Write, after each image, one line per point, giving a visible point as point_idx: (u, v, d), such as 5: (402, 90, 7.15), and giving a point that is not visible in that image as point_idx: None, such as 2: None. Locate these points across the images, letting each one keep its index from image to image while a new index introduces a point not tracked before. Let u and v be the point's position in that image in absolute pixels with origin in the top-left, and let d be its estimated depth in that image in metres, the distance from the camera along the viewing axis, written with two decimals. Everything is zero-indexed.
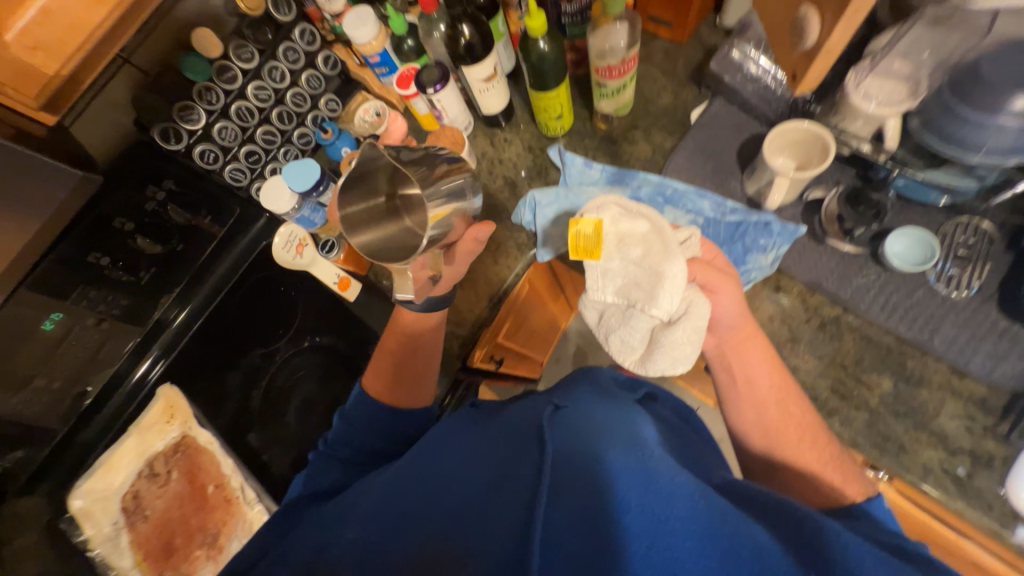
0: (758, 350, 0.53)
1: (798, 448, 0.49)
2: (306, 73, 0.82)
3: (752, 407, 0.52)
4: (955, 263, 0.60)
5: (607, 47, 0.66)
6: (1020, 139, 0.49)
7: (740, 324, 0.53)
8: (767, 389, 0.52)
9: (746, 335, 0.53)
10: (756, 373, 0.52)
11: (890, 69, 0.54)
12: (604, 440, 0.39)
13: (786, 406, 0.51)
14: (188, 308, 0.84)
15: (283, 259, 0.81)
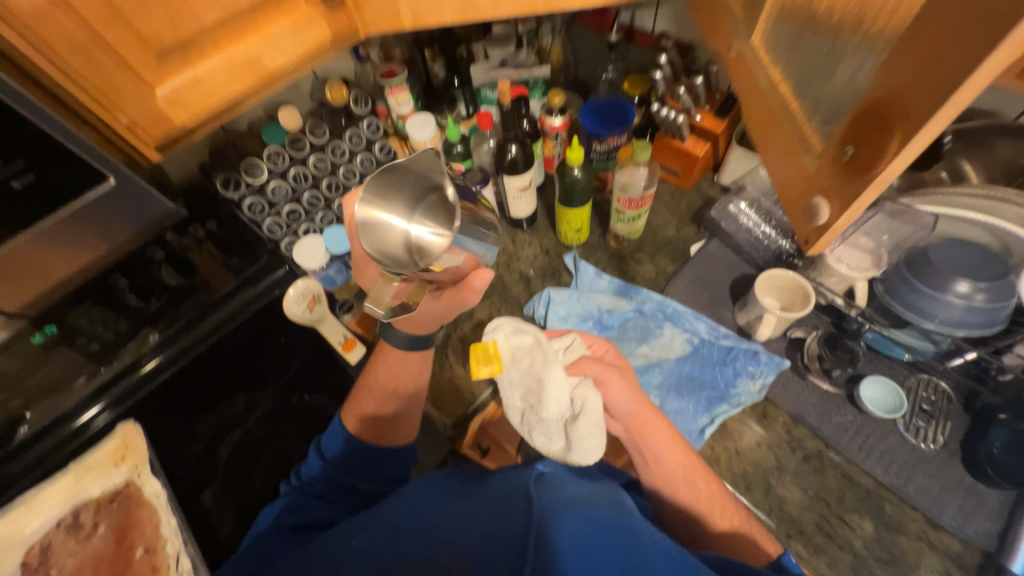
0: (663, 430, 0.56)
1: (710, 520, 0.51)
2: (362, 154, 0.91)
3: (665, 486, 0.54)
4: (921, 415, 0.67)
5: (630, 183, 0.78)
6: (965, 315, 0.59)
7: (640, 405, 0.57)
8: (675, 463, 0.54)
9: (648, 415, 0.57)
10: (662, 449, 0.55)
11: (857, 243, 0.67)
12: (590, 505, 0.41)
13: (694, 482, 0.54)
14: (164, 354, 0.72)
15: (292, 312, 0.78)
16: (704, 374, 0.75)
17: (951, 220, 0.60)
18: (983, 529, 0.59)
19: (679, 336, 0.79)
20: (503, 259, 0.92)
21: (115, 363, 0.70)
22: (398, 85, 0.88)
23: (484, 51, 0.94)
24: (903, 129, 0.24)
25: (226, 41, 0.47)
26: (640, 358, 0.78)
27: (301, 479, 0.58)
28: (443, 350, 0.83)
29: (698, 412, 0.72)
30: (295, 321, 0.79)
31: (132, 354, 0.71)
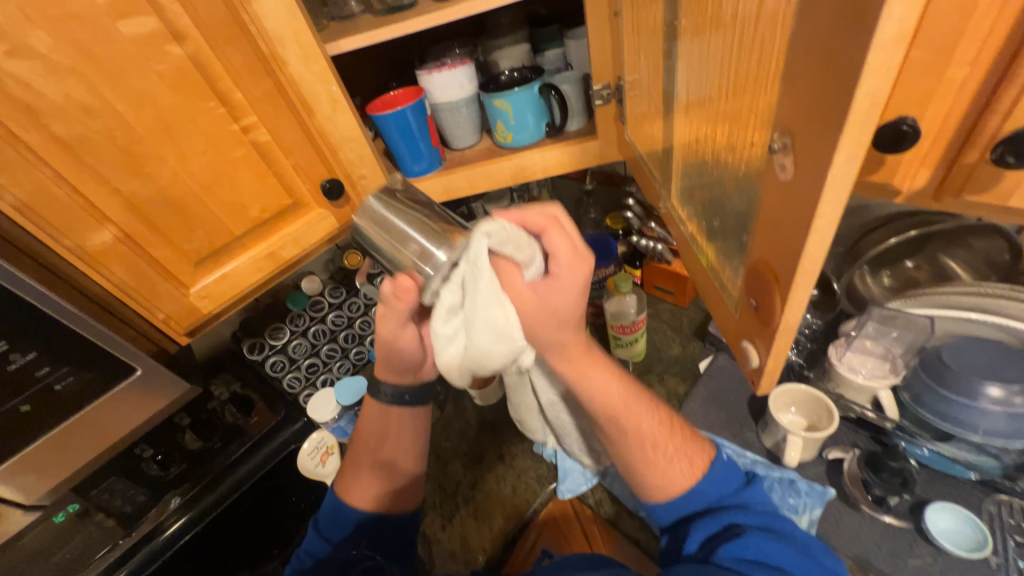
0: (598, 360, 0.49)
1: (644, 454, 0.49)
2: (377, 306, 1.01)
3: (612, 424, 0.49)
4: (1018, 550, 0.55)
5: (620, 310, 0.81)
6: (1011, 423, 0.53)
7: (573, 342, 0.47)
8: (615, 399, 0.49)
9: (582, 353, 0.48)
10: (598, 386, 0.49)
11: (865, 348, 0.64)
12: None
13: (634, 416, 0.49)
14: (186, 517, 0.72)
15: (304, 467, 0.80)
16: None
17: (954, 321, 0.58)
18: None
19: None
20: None
21: (134, 534, 0.70)
22: None
23: (481, 208, 1.09)
24: (783, 289, 0.25)
25: (251, 242, 0.59)
26: None
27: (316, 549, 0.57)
28: (454, 504, 0.81)
29: None
30: (307, 476, 0.81)
31: (151, 524, 0.71)
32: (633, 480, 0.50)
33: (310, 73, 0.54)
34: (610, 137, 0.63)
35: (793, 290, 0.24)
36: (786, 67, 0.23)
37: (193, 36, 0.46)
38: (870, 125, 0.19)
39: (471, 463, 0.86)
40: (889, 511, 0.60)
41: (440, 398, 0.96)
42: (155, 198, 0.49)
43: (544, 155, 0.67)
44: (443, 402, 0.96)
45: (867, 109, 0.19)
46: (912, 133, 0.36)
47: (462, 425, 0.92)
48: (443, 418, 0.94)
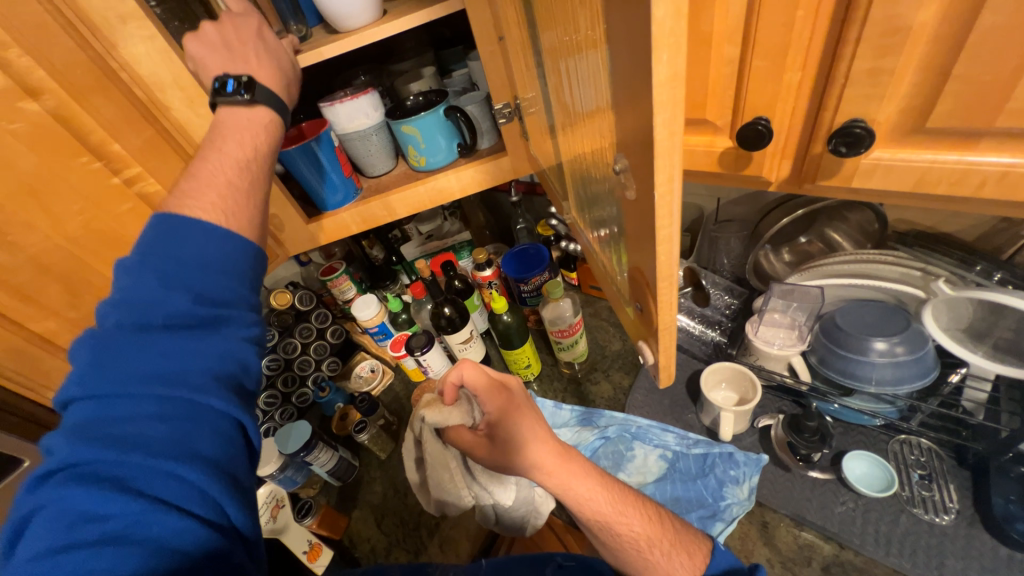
0: (581, 465, 0.53)
1: (643, 557, 0.50)
2: (315, 342, 0.97)
3: (604, 532, 0.51)
4: (922, 482, 0.62)
5: (557, 316, 0.83)
6: (897, 372, 0.60)
7: (547, 459, 0.51)
8: (605, 506, 0.51)
9: (560, 464, 0.51)
10: (584, 493, 0.51)
11: (775, 321, 0.71)
12: None
13: (627, 518, 0.51)
14: None
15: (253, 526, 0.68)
16: (688, 492, 0.70)
17: (838, 287, 0.67)
18: None
19: (651, 453, 0.75)
20: None
21: None
22: (339, 277, 0.98)
23: (415, 229, 1.08)
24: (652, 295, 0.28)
25: None
26: None
27: (183, 502, 0.30)
28: (417, 536, 0.79)
29: None
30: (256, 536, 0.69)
31: None
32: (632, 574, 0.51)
33: (196, 116, 0.51)
34: (519, 152, 0.65)
35: (660, 296, 0.27)
36: (615, 96, 0.25)
37: (50, 90, 0.43)
38: (676, 148, 0.22)
39: None
40: (815, 467, 0.66)
41: (394, 429, 0.94)
42: (24, 268, 0.45)
43: (458, 175, 0.68)
44: (397, 433, 0.94)
45: (670, 136, 0.22)
46: (766, 131, 0.41)
47: None
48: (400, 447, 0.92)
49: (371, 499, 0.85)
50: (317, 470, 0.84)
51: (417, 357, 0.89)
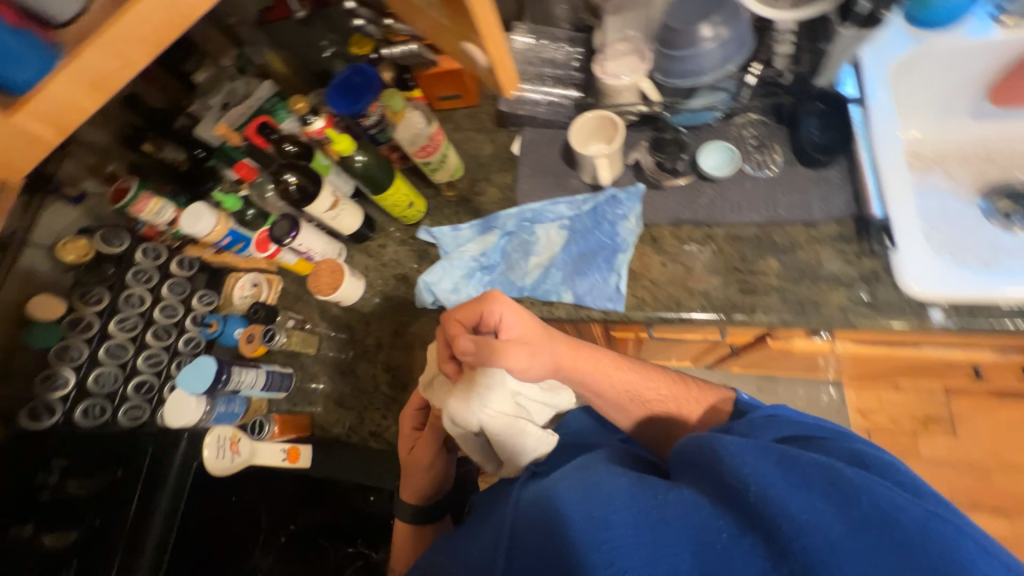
0: (609, 359, 0.69)
1: (672, 411, 0.68)
2: (165, 284, 0.82)
3: (636, 404, 0.68)
4: (757, 150, 0.73)
5: (412, 133, 0.73)
6: (723, 52, 0.65)
7: (571, 350, 0.66)
8: (628, 377, 0.69)
9: (589, 355, 0.67)
10: (613, 375, 0.68)
11: (617, 53, 0.70)
12: (567, 486, 0.51)
13: (647, 385, 0.69)
14: None
15: (219, 469, 0.71)
16: (590, 244, 0.76)
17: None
18: (842, 203, 0.67)
19: (552, 228, 0.79)
20: (373, 275, 0.89)
21: None
22: (139, 198, 0.76)
23: (203, 105, 0.87)
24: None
25: None
26: (536, 269, 0.77)
27: None
28: (381, 394, 0.81)
29: (605, 274, 0.73)
30: (229, 472, 0.73)
31: None
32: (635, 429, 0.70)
33: None
34: None
35: None
36: None
37: None
38: None
39: (372, 357, 0.83)
40: (680, 175, 0.74)
41: (309, 326, 0.88)
42: None
43: None
44: (315, 327, 0.88)
45: None
46: None
47: (346, 333, 0.87)
48: (325, 336, 0.88)
49: (321, 391, 0.84)
50: (250, 393, 0.80)
51: (293, 246, 0.82)
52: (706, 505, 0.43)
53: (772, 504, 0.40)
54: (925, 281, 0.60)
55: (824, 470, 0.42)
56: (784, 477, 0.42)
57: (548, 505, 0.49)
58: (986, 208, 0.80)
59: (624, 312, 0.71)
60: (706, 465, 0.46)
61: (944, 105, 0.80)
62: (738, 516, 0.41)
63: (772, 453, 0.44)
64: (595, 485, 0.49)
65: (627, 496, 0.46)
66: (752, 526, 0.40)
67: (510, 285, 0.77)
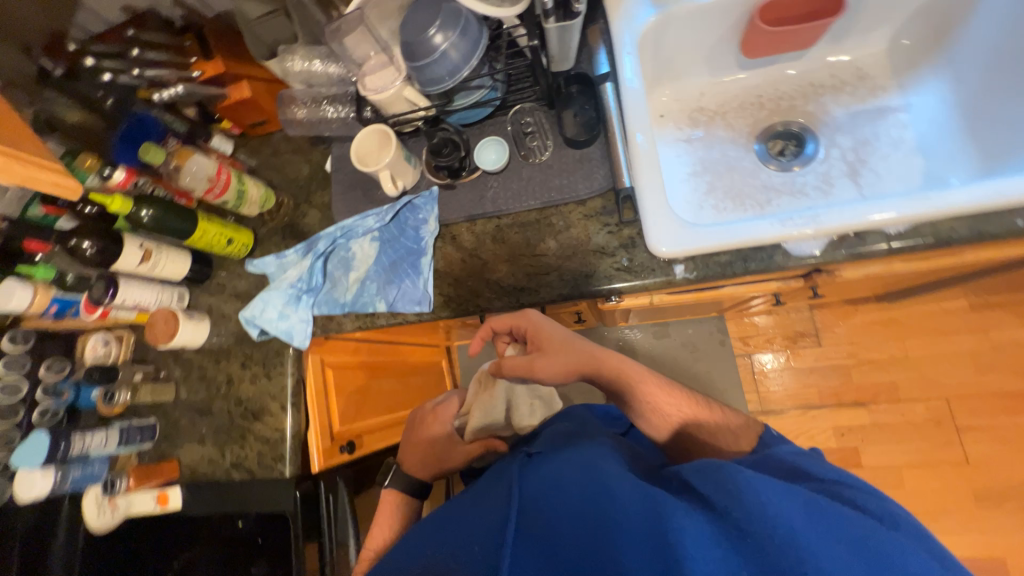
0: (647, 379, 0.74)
1: (698, 429, 0.70)
2: (0, 363, 0.84)
3: (661, 423, 0.71)
4: (533, 136, 0.77)
5: (195, 176, 0.74)
6: (460, 56, 0.67)
7: (594, 352, 0.74)
8: (657, 397, 0.72)
9: (623, 368, 0.74)
10: (650, 390, 0.72)
11: (371, 69, 0.73)
12: (578, 486, 0.56)
13: (669, 403, 0.72)
14: None
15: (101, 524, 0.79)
16: (399, 251, 0.80)
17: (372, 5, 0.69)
18: (602, 178, 0.72)
19: (365, 242, 0.82)
20: (217, 313, 0.92)
21: None
22: None
23: None
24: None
25: None
26: (354, 284, 0.81)
27: None
28: (238, 426, 0.84)
29: (414, 279, 0.78)
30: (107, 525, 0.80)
31: None
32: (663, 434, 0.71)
33: None
34: None
35: None
36: None
37: None
38: None
39: (225, 392, 0.87)
40: (467, 172, 0.78)
41: (163, 375, 0.90)
42: None
43: None
44: (169, 374, 0.91)
45: None
46: None
47: (201, 373, 0.90)
48: (180, 380, 0.90)
49: (185, 431, 0.87)
50: (108, 452, 0.83)
51: (118, 303, 0.83)
52: (710, 527, 0.49)
53: (796, 547, 0.45)
54: (668, 242, 0.66)
55: (849, 526, 0.47)
56: (807, 522, 0.47)
57: (546, 506, 0.55)
58: (762, 151, 0.87)
59: (432, 311, 0.76)
60: (721, 489, 0.51)
61: (711, 60, 0.86)
62: (748, 546, 0.47)
63: (799, 496, 0.49)
64: (611, 491, 0.54)
65: (647, 520, 0.50)
66: (763, 557, 0.46)
67: (333, 303, 0.81)
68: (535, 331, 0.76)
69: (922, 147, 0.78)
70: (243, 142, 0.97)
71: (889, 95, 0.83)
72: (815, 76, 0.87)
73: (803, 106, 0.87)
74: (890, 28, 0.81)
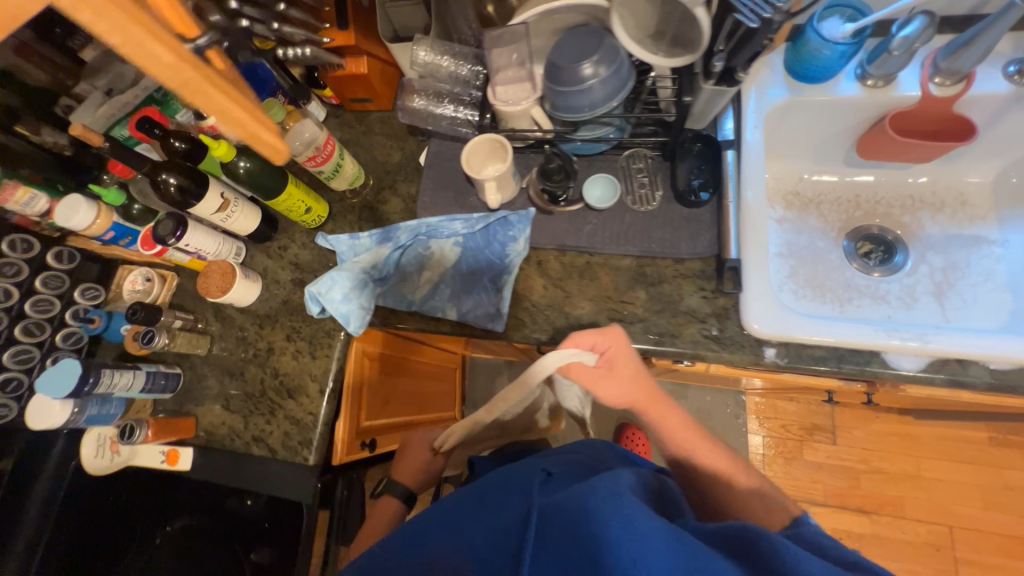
0: (677, 420, 0.70)
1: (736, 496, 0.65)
2: (40, 277, 0.79)
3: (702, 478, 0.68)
4: (642, 183, 0.76)
5: (301, 141, 0.72)
6: (602, 92, 0.66)
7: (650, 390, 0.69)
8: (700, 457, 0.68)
9: (665, 416, 0.70)
10: (700, 453, 0.68)
11: (507, 78, 0.72)
12: (586, 497, 0.48)
13: (707, 456, 0.68)
14: (31, 527, 0.77)
15: (96, 466, 0.78)
16: (481, 262, 0.78)
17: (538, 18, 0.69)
18: (706, 242, 0.71)
19: (447, 243, 0.80)
20: (270, 277, 0.89)
21: None
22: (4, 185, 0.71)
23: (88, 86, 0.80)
24: (182, 92, 0.46)
25: None
26: (426, 284, 0.79)
27: None
28: (268, 399, 0.81)
29: (491, 294, 0.76)
30: (107, 469, 0.79)
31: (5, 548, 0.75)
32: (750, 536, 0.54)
33: None
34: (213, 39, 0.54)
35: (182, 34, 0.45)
36: None
37: None
38: None
39: (262, 360, 0.83)
40: (569, 202, 0.77)
41: (201, 326, 0.86)
42: None
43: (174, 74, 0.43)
44: (206, 328, 0.86)
45: None
46: None
47: (240, 334, 0.86)
48: (215, 336, 0.86)
49: (210, 390, 0.83)
50: (129, 395, 0.78)
51: (179, 246, 0.79)
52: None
53: None
54: (764, 322, 0.66)
55: None
56: None
57: (556, 518, 0.48)
58: (849, 248, 0.88)
59: (502, 332, 0.74)
60: (762, 554, 0.43)
61: (821, 150, 0.86)
62: None
63: None
64: (627, 512, 0.46)
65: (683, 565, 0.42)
66: None
67: (401, 297, 0.79)
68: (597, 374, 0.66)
69: (1012, 286, 0.78)
70: (337, 113, 0.96)
71: (986, 227, 0.84)
72: (916, 190, 0.88)
73: (900, 216, 0.87)
74: (1001, 164, 0.82)
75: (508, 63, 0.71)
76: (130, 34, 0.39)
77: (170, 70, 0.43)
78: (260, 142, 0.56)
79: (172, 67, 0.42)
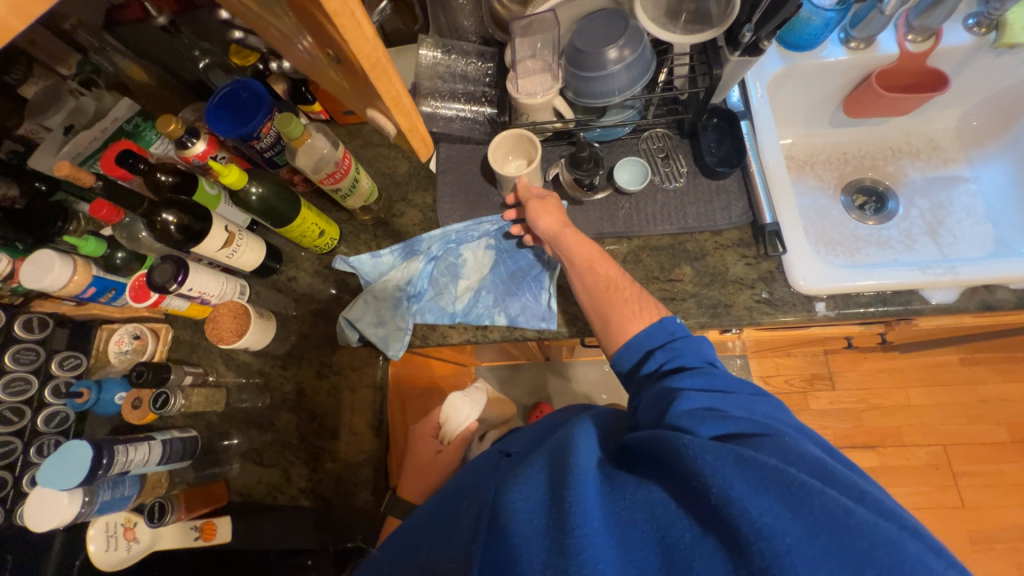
0: (606, 267, 0.66)
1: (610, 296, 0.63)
2: (10, 351, 0.68)
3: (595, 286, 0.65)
4: (665, 162, 0.77)
5: (316, 161, 0.67)
6: (627, 77, 0.66)
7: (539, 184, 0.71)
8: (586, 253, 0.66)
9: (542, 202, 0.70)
10: (595, 268, 0.66)
11: (528, 70, 0.70)
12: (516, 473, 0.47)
13: (604, 268, 0.66)
14: None
15: (110, 563, 0.63)
16: (518, 263, 0.76)
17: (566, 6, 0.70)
18: (740, 210, 0.73)
19: (479, 248, 0.77)
20: (283, 315, 0.81)
21: None
22: None
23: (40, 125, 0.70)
24: (365, 72, 0.40)
25: None
26: (465, 293, 0.75)
27: None
28: (309, 445, 0.75)
29: (536, 293, 0.74)
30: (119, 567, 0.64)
31: None
32: (620, 347, 0.61)
33: None
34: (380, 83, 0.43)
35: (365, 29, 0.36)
36: None
37: None
38: None
39: (293, 405, 0.77)
40: (598, 190, 0.76)
41: (213, 379, 0.77)
42: None
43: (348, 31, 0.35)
44: (220, 380, 0.78)
45: None
46: None
47: (261, 380, 0.78)
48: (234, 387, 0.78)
49: (234, 446, 0.76)
50: (144, 470, 0.67)
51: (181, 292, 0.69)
52: (674, 506, 0.40)
53: (738, 515, 0.36)
54: (810, 278, 0.68)
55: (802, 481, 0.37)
56: (746, 480, 0.37)
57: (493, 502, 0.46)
58: (847, 202, 0.94)
59: (556, 329, 0.72)
60: (671, 461, 0.41)
61: (810, 115, 0.92)
62: (703, 525, 0.38)
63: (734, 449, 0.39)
64: (553, 467, 0.44)
65: (602, 517, 0.40)
66: (729, 541, 0.36)
67: (440, 312, 0.74)
68: (590, 262, 0.66)
69: (991, 215, 0.87)
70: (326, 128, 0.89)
71: (959, 166, 0.93)
72: (893, 141, 0.95)
73: (884, 167, 0.95)
74: (961, 110, 0.92)
75: (530, 56, 0.70)
76: (350, 16, 0.34)
77: (370, 44, 0.37)
78: (414, 133, 0.50)
79: (372, 42, 0.37)
